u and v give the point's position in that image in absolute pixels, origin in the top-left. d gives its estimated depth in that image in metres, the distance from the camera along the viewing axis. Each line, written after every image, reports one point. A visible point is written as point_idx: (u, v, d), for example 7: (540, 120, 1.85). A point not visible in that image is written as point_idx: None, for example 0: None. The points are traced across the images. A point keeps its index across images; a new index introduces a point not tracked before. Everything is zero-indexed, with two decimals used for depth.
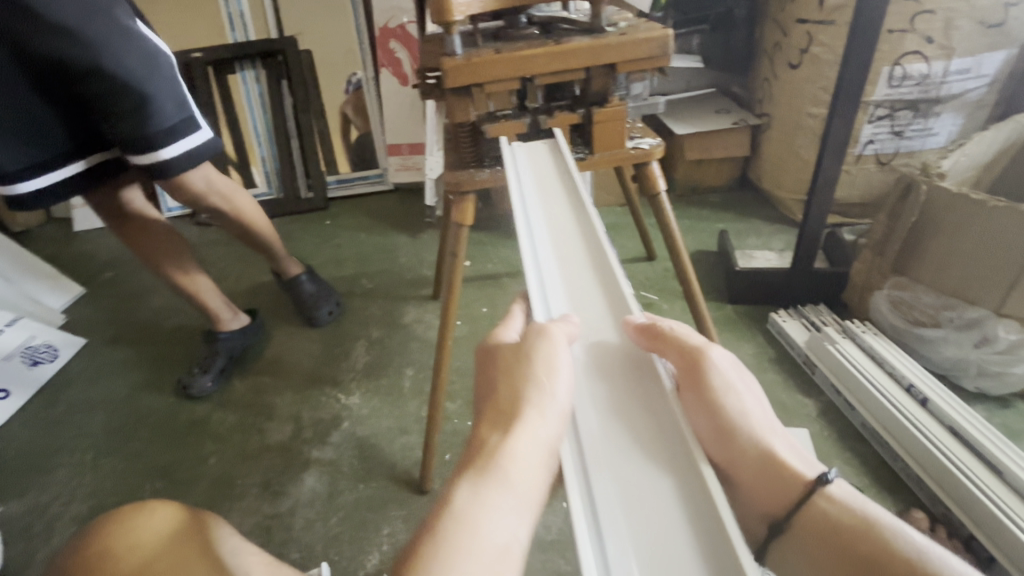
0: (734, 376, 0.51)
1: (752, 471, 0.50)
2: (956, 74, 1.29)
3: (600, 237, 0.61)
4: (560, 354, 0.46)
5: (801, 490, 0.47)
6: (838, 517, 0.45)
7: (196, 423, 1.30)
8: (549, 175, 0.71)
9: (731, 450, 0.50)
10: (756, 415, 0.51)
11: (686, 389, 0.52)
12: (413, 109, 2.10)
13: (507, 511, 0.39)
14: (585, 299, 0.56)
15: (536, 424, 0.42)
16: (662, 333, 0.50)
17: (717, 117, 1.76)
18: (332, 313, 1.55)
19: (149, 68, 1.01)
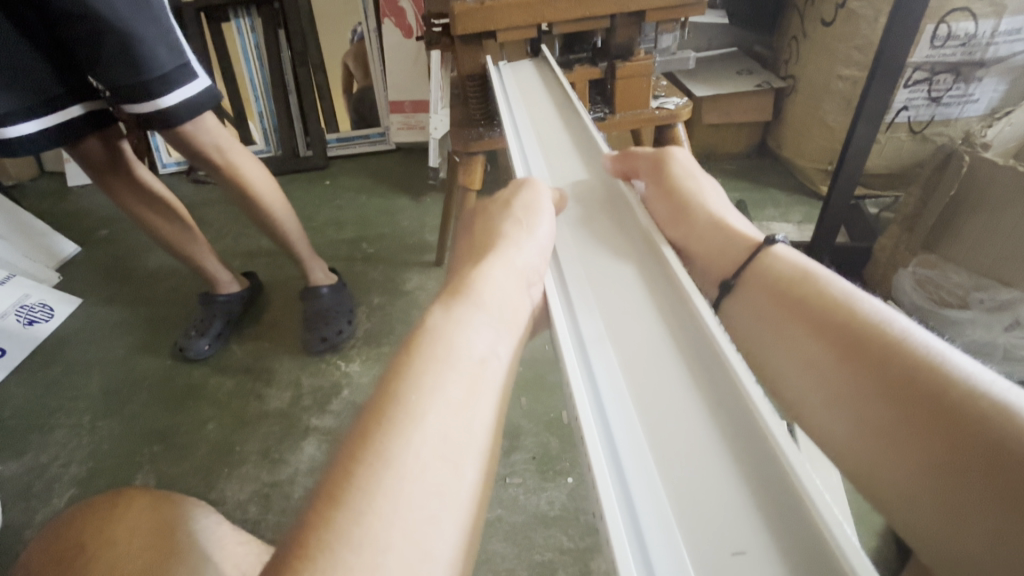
0: (698, 170, 0.58)
1: (703, 246, 0.54)
2: (1005, 35, 1.19)
3: (580, 112, 0.62)
4: (543, 199, 0.50)
5: (748, 253, 0.50)
6: (780, 269, 0.48)
7: (194, 387, 1.27)
8: (533, 77, 0.71)
9: (684, 229, 0.56)
10: (715, 203, 0.55)
11: (649, 186, 0.59)
12: (417, 64, 1.99)
13: (488, 321, 0.39)
14: (565, 168, 0.59)
15: (519, 254, 0.44)
16: (632, 152, 0.58)
17: (739, 78, 1.66)
18: (344, 331, 1.31)
19: (136, 9, 0.92)
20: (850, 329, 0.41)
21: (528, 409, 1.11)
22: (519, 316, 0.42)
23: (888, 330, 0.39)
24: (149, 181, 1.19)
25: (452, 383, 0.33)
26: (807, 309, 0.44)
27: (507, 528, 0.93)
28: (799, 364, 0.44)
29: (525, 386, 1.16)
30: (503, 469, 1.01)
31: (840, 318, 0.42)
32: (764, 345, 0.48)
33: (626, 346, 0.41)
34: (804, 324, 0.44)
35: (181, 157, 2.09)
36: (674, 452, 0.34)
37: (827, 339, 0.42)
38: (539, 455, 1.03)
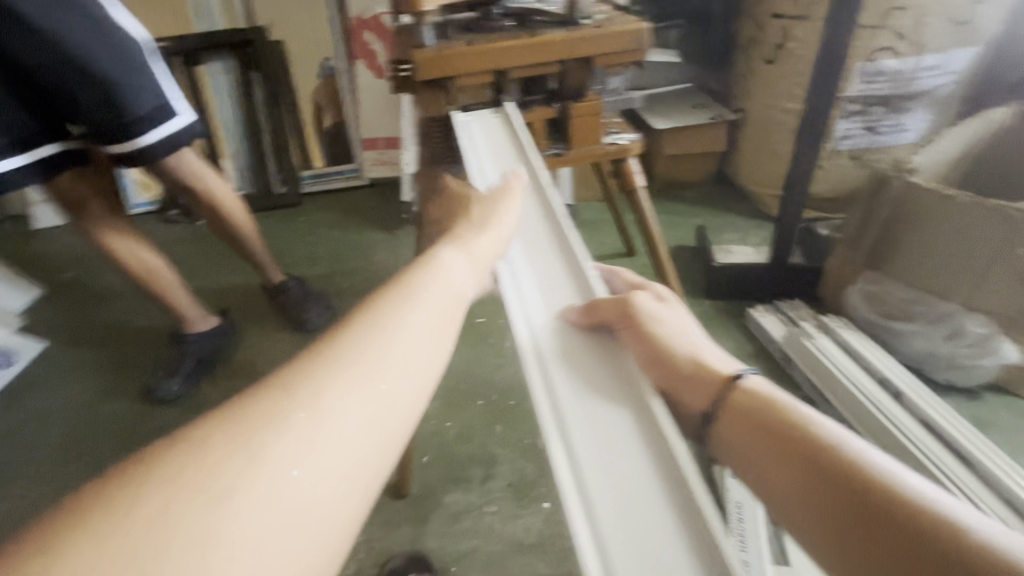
0: (659, 308, 0.48)
1: (694, 391, 0.45)
2: (927, 71, 1.31)
3: (554, 203, 0.56)
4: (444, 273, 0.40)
5: (730, 393, 0.43)
6: (757, 406, 0.41)
7: (164, 429, 1.25)
8: (501, 151, 0.66)
9: (672, 374, 0.46)
10: (685, 337, 0.47)
11: (626, 336, 0.46)
12: (389, 104, 2.07)
13: (411, 327, 0.34)
14: (544, 268, 0.52)
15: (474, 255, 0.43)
16: (594, 302, 0.46)
17: (694, 111, 1.76)
18: (322, 315, 1.49)
19: (118, 61, 1.01)
20: (838, 471, 0.35)
21: (504, 436, 1.13)
22: (443, 332, 0.36)
23: (873, 471, 0.34)
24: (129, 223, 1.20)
25: (331, 409, 0.29)
26: (789, 446, 0.38)
27: (485, 556, 0.93)
28: (786, 513, 0.37)
29: (500, 413, 1.18)
30: (480, 498, 1.02)
31: (809, 446, 0.37)
32: (744, 486, 0.41)
33: (593, 424, 0.39)
34: (786, 467, 0.37)
35: (152, 196, 2.08)
36: (646, 543, 0.32)
37: (807, 489, 0.36)
38: (514, 481, 1.04)
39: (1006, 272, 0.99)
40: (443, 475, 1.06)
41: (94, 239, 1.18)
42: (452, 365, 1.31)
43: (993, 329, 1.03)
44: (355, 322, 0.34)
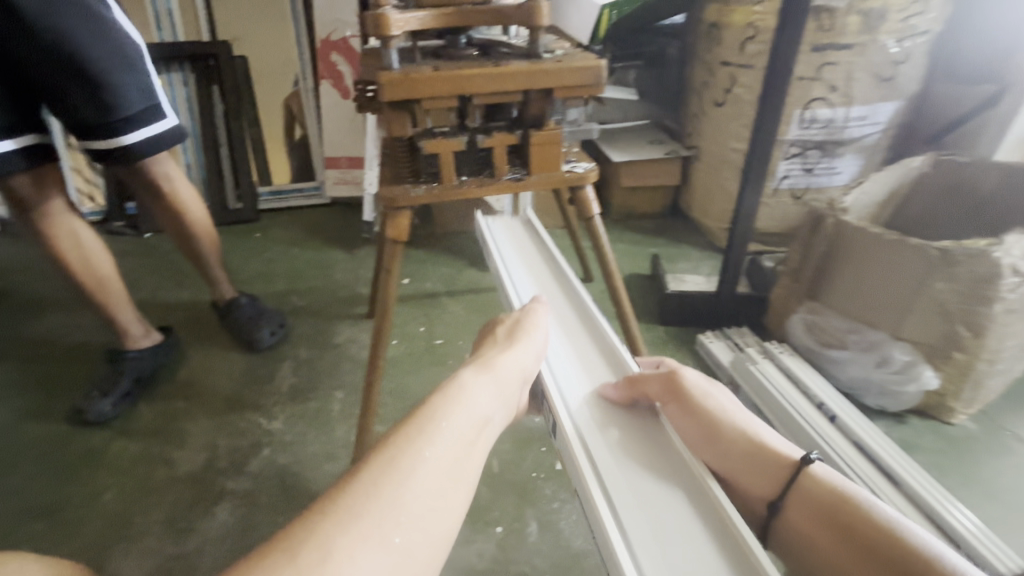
0: (705, 388, 0.68)
1: (742, 463, 0.64)
2: (856, 120, 1.44)
3: (586, 299, 0.85)
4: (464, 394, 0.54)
5: (790, 471, 0.62)
6: (823, 491, 0.59)
7: (93, 453, 1.16)
8: (529, 251, 0.99)
9: (723, 449, 0.65)
10: (737, 415, 0.67)
11: (672, 408, 0.68)
12: (354, 124, 2.07)
13: (465, 429, 0.50)
14: (584, 347, 0.79)
15: (517, 364, 0.62)
16: (640, 378, 0.68)
17: (651, 146, 1.86)
18: (275, 334, 1.44)
19: (114, 60, 1.02)
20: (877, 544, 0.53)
21: None
22: (450, 460, 0.47)
23: (903, 542, 0.53)
24: (80, 229, 1.15)
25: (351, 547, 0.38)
26: (849, 527, 0.56)
27: None
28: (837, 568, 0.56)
29: None
30: None
31: (846, 513, 0.57)
32: (808, 552, 0.59)
33: (650, 492, 0.57)
34: (838, 540, 0.56)
35: (95, 208, 2.02)
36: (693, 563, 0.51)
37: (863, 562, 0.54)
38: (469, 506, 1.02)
39: (925, 304, 1.07)
40: None
41: (45, 245, 1.12)
42: (408, 387, 1.29)
43: (916, 357, 1.11)
44: (434, 426, 0.49)
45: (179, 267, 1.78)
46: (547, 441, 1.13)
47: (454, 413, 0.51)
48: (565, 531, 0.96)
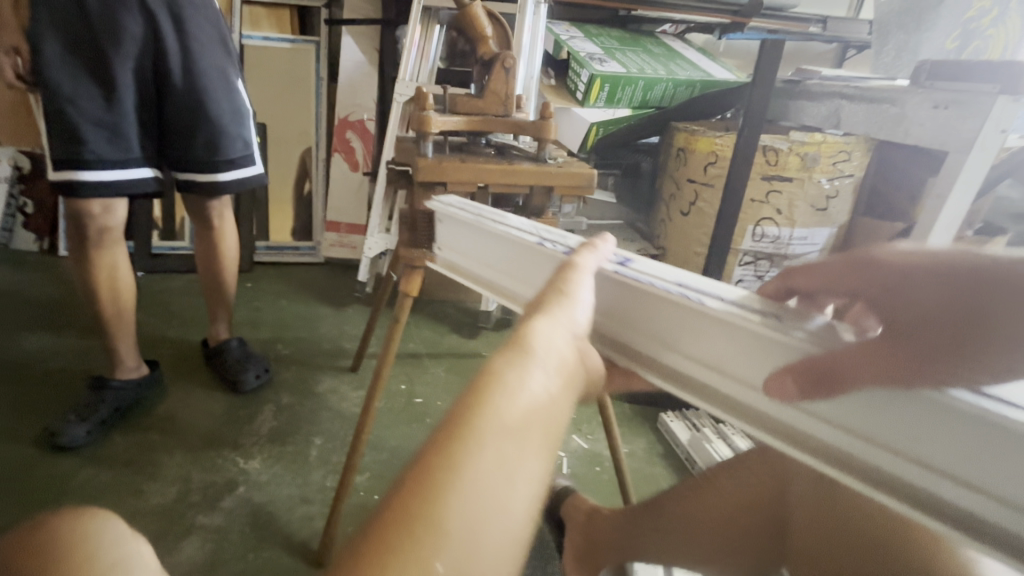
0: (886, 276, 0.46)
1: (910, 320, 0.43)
2: (799, 240, 1.70)
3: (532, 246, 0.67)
4: (519, 376, 0.37)
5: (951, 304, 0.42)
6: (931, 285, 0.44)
7: (58, 478, 1.15)
8: (480, 237, 0.78)
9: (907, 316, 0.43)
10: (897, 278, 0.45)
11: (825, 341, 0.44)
12: (359, 194, 2.26)
13: (514, 417, 0.35)
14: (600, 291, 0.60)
15: (562, 322, 0.43)
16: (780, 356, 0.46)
17: (624, 243, 2.08)
18: (259, 378, 1.49)
19: (233, 117, 1.30)
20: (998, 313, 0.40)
21: None
22: (512, 474, 0.34)
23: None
24: (120, 263, 1.26)
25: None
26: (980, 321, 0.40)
27: None
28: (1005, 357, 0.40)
29: None
30: None
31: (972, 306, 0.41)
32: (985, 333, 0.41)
33: (831, 407, 0.45)
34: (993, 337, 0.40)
35: None
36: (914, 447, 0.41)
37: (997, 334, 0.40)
38: None
39: None
40: None
41: (87, 273, 1.22)
42: (386, 440, 1.34)
43: None
44: (474, 431, 0.34)
45: (169, 307, 1.83)
46: None
47: (501, 410, 0.35)
48: None
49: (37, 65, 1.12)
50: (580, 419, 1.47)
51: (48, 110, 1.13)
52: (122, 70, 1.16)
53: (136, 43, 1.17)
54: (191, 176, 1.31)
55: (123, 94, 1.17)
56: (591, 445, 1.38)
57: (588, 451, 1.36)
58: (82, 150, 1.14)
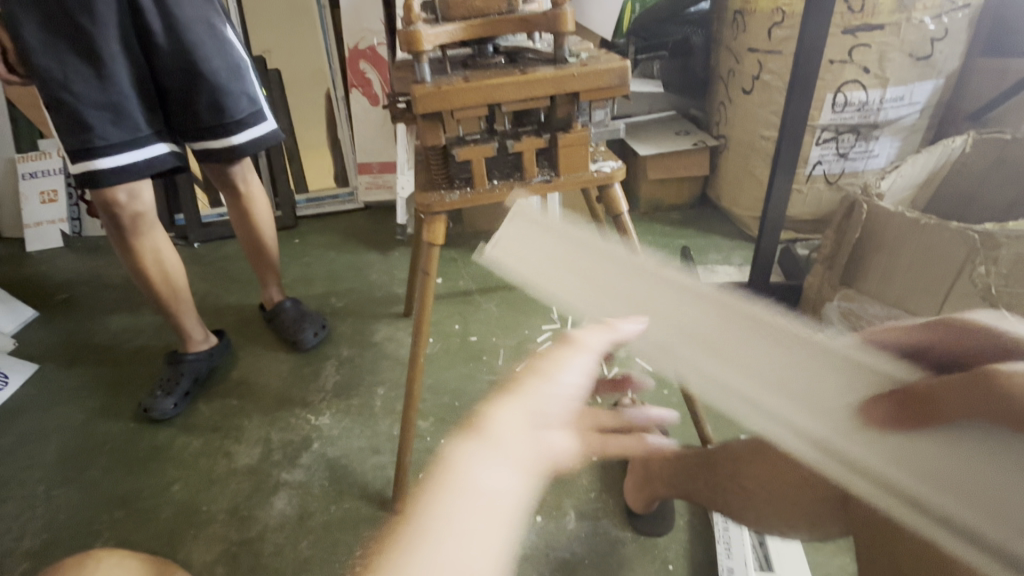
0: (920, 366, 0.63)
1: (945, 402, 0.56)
2: (892, 101, 1.40)
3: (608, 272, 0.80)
4: (464, 473, 0.41)
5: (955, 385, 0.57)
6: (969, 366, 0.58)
7: (159, 448, 1.25)
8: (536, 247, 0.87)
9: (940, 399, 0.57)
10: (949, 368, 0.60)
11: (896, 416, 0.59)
12: (384, 130, 2.14)
13: (464, 524, 0.39)
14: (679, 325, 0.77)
15: (520, 406, 0.45)
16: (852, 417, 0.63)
17: (677, 138, 1.85)
18: (317, 335, 1.52)
19: (230, 72, 1.21)
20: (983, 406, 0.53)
21: None
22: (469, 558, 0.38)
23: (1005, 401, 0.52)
24: (161, 245, 1.26)
25: None
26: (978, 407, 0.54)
27: None
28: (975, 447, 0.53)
29: None
30: None
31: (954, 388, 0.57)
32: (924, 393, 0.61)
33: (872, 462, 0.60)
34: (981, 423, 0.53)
35: None
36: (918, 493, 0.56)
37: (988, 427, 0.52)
38: None
39: (966, 286, 1.05)
40: None
41: (133, 259, 1.23)
42: (445, 383, 1.33)
43: None
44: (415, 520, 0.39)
45: (227, 273, 1.89)
46: None
47: (445, 498, 0.40)
48: (602, 518, 0.99)
49: (23, 52, 1.06)
50: None
51: (48, 100, 1.08)
52: (105, 40, 1.08)
53: (110, 5, 1.07)
54: (205, 144, 1.25)
55: (113, 67, 1.10)
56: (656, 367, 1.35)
57: (654, 373, 1.33)
58: (91, 136, 1.10)
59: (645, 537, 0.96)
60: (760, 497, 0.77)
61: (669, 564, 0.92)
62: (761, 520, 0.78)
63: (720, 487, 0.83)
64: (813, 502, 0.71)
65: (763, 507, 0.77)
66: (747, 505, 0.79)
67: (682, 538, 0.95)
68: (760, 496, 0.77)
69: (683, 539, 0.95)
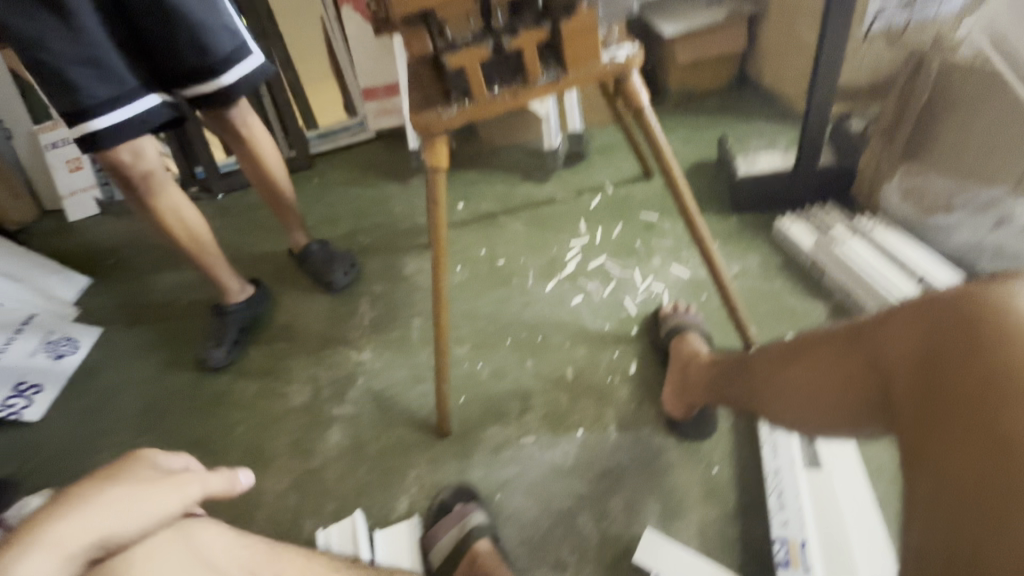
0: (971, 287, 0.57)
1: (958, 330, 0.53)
2: None
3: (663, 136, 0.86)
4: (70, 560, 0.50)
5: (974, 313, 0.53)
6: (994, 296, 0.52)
7: (221, 394, 1.33)
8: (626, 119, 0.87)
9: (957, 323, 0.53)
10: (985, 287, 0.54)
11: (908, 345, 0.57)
12: (384, 48, 1.98)
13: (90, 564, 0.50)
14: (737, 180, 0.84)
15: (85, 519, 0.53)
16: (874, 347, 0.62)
17: (709, 8, 1.61)
18: (349, 274, 1.52)
19: (203, 4, 1.10)
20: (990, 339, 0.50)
21: (537, 370, 1.14)
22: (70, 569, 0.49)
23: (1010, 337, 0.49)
24: (180, 202, 1.25)
25: None
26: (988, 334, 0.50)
27: (528, 485, 0.96)
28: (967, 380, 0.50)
29: (528, 349, 1.19)
30: (518, 432, 1.04)
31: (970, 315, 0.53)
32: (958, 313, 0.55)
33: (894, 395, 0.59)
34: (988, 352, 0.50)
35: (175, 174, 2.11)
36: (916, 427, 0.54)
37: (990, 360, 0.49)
38: (550, 411, 1.05)
39: None
40: (482, 412, 1.09)
41: (154, 218, 1.23)
42: (478, 309, 1.31)
43: None
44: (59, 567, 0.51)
45: (254, 221, 1.90)
46: (619, 345, 1.16)
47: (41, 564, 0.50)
48: (643, 426, 0.99)
49: None
50: (678, 246, 1.38)
51: (28, 63, 1.04)
52: None
53: None
54: (196, 91, 1.18)
55: (81, 16, 1.02)
56: (694, 273, 1.30)
57: (692, 279, 1.29)
58: (79, 97, 1.06)
59: (690, 441, 0.95)
60: (797, 394, 0.73)
61: (714, 466, 0.92)
62: (792, 416, 0.74)
63: (758, 378, 0.79)
64: (854, 405, 0.66)
65: (798, 402, 0.73)
66: (783, 399, 0.75)
67: (728, 438, 0.95)
68: (798, 392, 0.72)
69: (728, 442, 0.94)
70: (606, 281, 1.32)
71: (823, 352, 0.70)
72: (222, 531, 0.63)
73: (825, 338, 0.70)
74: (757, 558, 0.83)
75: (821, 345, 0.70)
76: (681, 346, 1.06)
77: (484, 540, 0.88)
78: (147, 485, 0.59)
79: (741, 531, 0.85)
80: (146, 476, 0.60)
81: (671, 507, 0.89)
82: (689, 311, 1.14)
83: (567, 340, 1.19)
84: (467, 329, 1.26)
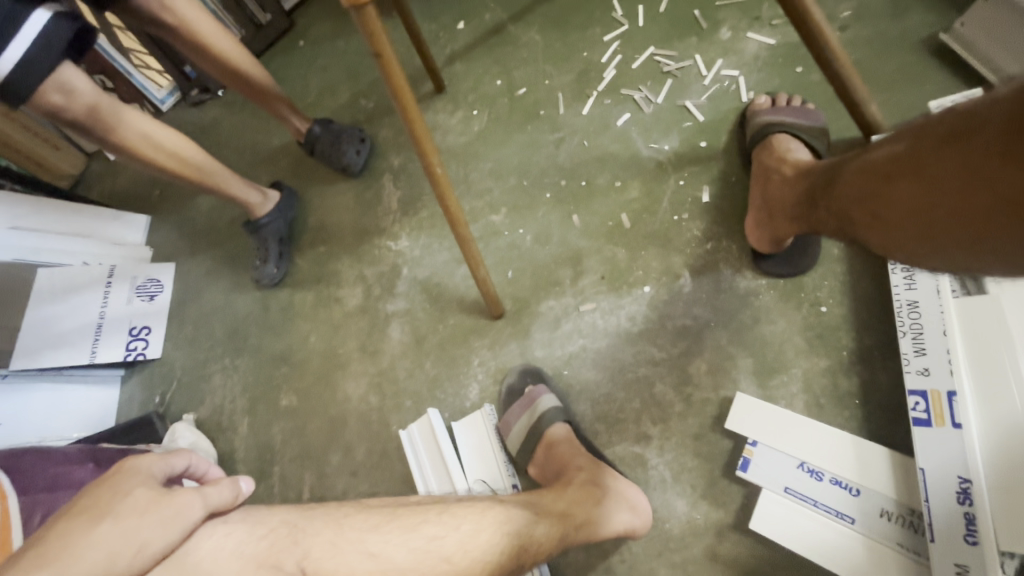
0: None
1: None
2: None
3: None
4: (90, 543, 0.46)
5: None
6: None
7: (286, 308, 1.28)
8: None
9: None
10: None
11: None
12: None
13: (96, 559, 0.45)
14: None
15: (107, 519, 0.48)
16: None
17: None
18: (361, 152, 1.32)
19: None
20: None
21: (585, 226, 0.98)
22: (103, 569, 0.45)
23: None
24: (145, 124, 1.00)
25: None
26: None
27: (593, 355, 0.92)
28: None
29: (572, 198, 1.01)
30: (574, 300, 0.95)
31: None
32: None
33: None
34: None
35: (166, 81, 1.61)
36: None
37: None
38: (607, 272, 0.95)
39: None
40: (533, 283, 0.98)
41: (136, 157, 1.02)
42: (508, 159, 1.07)
43: None
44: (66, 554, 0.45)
45: None
46: (683, 171, 0.96)
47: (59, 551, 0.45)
48: (723, 270, 0.90)
49: None
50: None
51: None
52: None
53: None
54: None
55: None
56: (781, 36, 0.99)
57: (780, 46, 0.98)
58: None
59: (786, 280, 0.87)
60: (912, 223, 0.53)
61: (822, 306, 0.84)
62: (896, 252, 0.57)
63: (852, 207, 0.61)
64: (983, 235, 0.47)
65: (900, 236, 0.55)
66: (885, 233, 0.57)
67: (837, 270, 0.86)
68: (901, 221, 0.54)
69: (839, 272, 0.85)
70: (659, 84, 1.03)
71: (932, 168, 0.50)
72: (231, 527, 0.57)
73: (937, 145, 0.49)
74: (869, 400, 0.80)
75: (930, 158, 0.50)
76: (776, 164, 0.82)
77: (559, 423, 0.87)
78: (149, 510, 0.50)
79: (861, 383, 0.80)
80: (149, 496, 0.51)
81: (766, 363, 0.84)
82: (804, 107, 0.89)
83: (616, 178, 0.99)
84: (503, 187, 1.06)
